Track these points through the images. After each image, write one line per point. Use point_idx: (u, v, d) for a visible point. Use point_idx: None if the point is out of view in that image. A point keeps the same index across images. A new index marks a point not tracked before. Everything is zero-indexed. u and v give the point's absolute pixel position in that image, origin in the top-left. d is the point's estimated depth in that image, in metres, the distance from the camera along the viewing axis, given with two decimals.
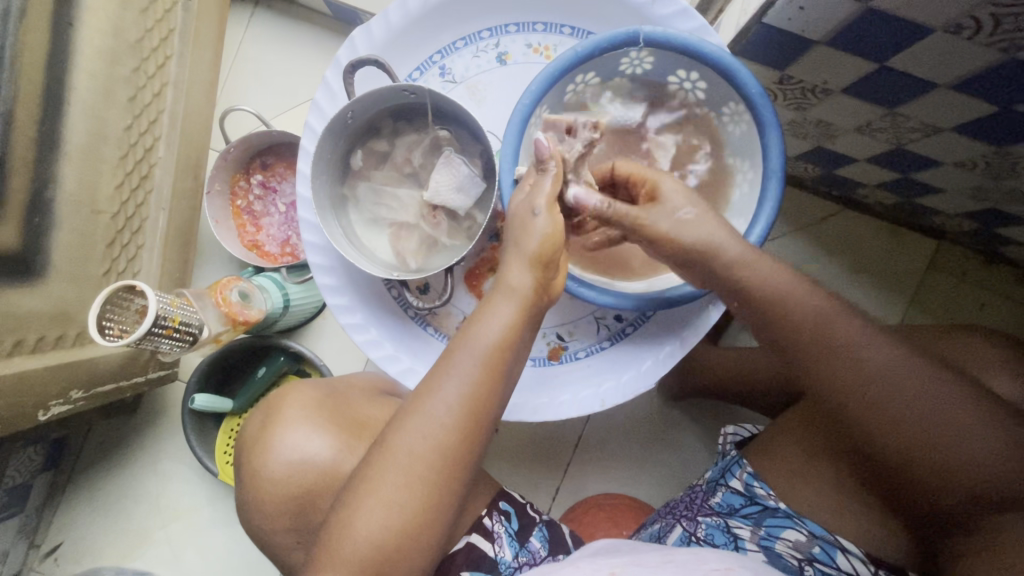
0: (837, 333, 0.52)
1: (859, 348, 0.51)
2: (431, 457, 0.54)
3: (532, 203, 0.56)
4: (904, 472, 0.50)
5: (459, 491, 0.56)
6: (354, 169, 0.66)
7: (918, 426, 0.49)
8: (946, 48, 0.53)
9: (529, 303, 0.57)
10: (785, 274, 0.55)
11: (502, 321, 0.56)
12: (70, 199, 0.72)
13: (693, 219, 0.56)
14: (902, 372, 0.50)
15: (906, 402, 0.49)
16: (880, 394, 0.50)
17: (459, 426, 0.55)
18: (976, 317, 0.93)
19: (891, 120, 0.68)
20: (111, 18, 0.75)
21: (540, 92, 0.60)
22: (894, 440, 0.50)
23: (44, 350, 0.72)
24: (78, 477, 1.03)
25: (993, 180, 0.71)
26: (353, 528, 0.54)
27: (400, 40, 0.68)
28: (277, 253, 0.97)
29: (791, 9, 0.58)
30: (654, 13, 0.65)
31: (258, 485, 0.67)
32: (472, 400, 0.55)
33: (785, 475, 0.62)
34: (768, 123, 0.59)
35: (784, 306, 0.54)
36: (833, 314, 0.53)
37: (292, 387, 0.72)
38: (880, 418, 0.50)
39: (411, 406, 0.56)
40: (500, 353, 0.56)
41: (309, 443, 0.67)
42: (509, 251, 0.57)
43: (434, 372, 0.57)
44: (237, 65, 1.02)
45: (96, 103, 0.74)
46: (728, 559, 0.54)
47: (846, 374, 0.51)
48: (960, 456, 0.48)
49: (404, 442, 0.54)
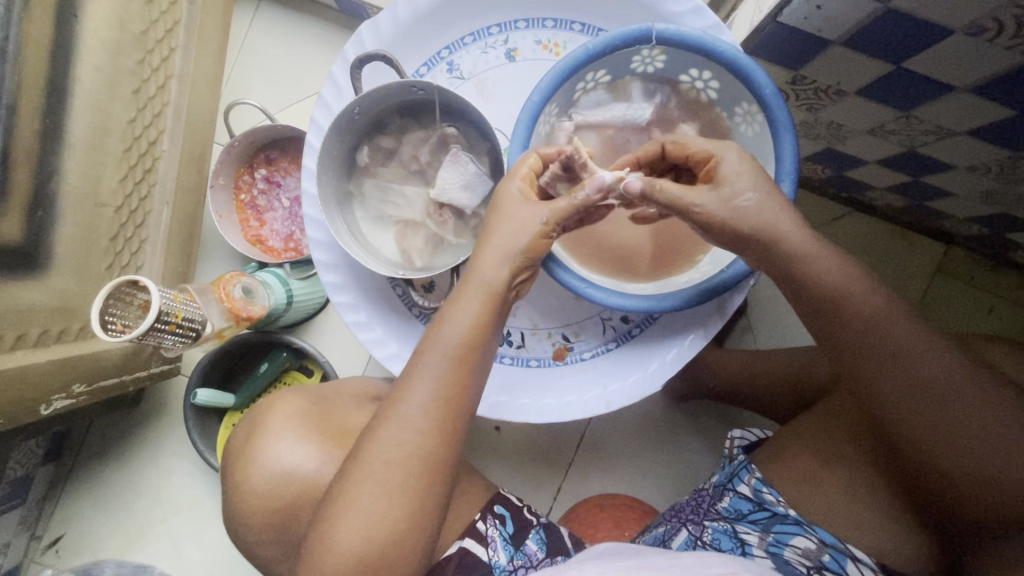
0: (897, 337, 0.51)
1: (920, 354, 0.50)
2: (411, 462, 0.54)
3: (538, 210, 0.56)
4: (946, 484, 0.50)
5: (442, 494, 0.56)
6: (360, 165, 0.65)
7: (972, 439, 0.48)
8: (966, 51, 0.52)
9: (496, 298, 0.56)
10: (843, 273, 0.53)
11: (470, 318, 0.56)
12: (73, 192, 0.72)
13: (754, 205, 0.53)
14: (951, 376, 0.49)
15: (962, 414, 0.49)
16: (936, 402, 0.49)
17: (435, 429, 0.55)
18: (984, 322, 0.92)
19: (904, 122, 0.67)
20: (116, 9, 0.74)
21: (550, 90, 0.59)
22: (943, 451, 0.49)
23: (45, 344, 0.72)
24: (80, 469, 1.02)
25: (1006, 185, 0.70)
26: (337, 538, 0.54)
27: (408, 35, 0.67)
28: (280, 248, 0.96)
29: (808, 9, 0.57)
30: (667, 11, 0.64)
31: (242, 495, 0.67)
32: (444, 401, 0.55)
33: (798, 479, 0.61)
34: (782, 125, 0.57)
35: (838, 305, 0.53)
36: (895, 317, 0.51)
37: (277, 397, 0.70)
38: (932, 427, 0.49)
39: (386, 411, 0.56)
40: (467, 352, 0.56)
41: (293, 452, 0.66)
42: (486, 249, 0.57)
43: (406, 375, 0.56)
44: (242, 58, 1.01)
45: (100, 95, 0.73)
46: (733, 563, 0.53)
47: (902, 378, 0.50)
48: (997, 465, 0.47)
49: (379, 450, 0.54)
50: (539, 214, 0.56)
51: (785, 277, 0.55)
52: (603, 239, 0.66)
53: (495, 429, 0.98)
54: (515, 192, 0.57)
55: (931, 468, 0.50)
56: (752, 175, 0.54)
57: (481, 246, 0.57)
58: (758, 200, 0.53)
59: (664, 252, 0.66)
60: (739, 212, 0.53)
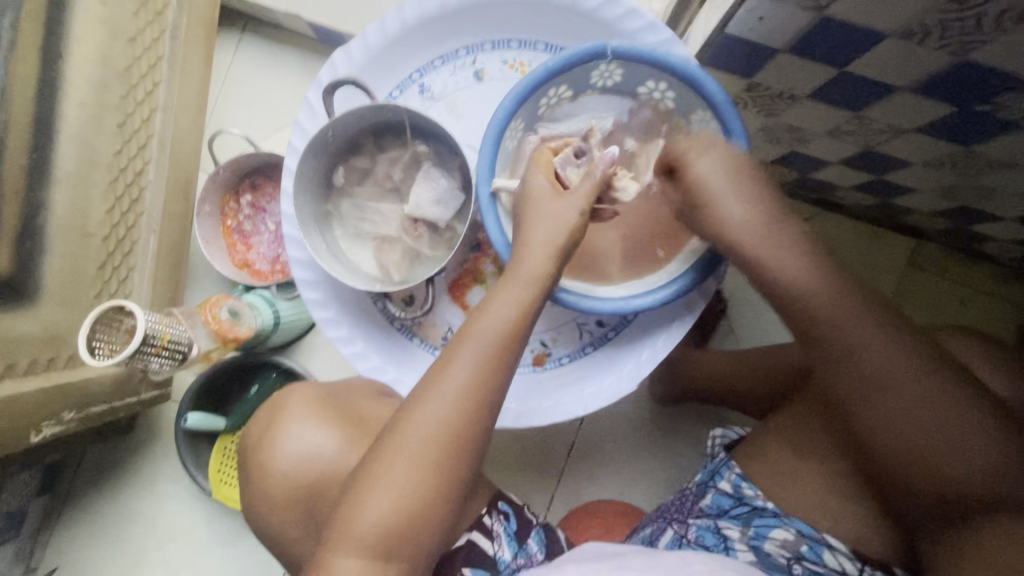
0: (853, 333, 0.52)
1: (879, 347, 0.51)
2: (441, 438, 0.53)
3: (574, 201, 0.59)
4: (909, 476, 0.50)
5: (461, 477, 0.55)
6: (336, 186, 0.68)
7: (931, 438, 0.49)
8: (900, 54, 0.55)
9: (542, 285, 0.58)
10: (798, 273, 0.54)
11: (516, 302, 0.57)
12: (60, 225, 0.74)
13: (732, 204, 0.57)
14: (911, 367, 0.50)
15: (921, 406, 0.49)
16: (896, 393, 0.50)
17: (467, 410, 0.54)
18: (959, 314, 0.95)
19: (859, 123, 0.70)
20: (100, 48, 0.77)
21: (514, 107, 0.62)
22: (905, 443, 0.50)
23: (35, 373, 0.73)
24: (71, 501, 1.02)
25: (962, 178, 0.74)
26: (359, 513, 0.53)
27: (379, 61, 0.70)
28: (267, 271, 0.98)
29: (751, 20, 0.60)
30: (623, 27, 0.67)
31: (265, 479, 0.65)
32: (484, 378, 0.55)
33: (775, 471, 0.63)
34: (734, 130, 0.61)
35: (800, 301, 0.54)
36: (855, 318, 0.52)
37: (295, 385, 0.70)
38: (892, 419, 0.50)
39: (422, 390, 0.55)
40: (512, 334, 0.56)
41: (313, 437, 0.65)
42: (529, 240, 0.59)
43: (447, 354, 0.56)
44: (225, 90, 1.04)
45: (85, 130, 0.76)
46: (712, 561, 0.55)
47: (863, 375, 0.51)
48: (958, 458, 0.48)
49: (416, 422, 0.54)
50: (575, 208, 0.59)
51: (753, 272, 0.57)
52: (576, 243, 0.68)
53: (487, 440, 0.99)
54: (545, 186, 0.60)
55: (894, 459, 0.51)
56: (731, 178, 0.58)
57: (525, 235, 0.59)
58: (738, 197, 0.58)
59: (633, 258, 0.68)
60: (724, 215, 0.58)
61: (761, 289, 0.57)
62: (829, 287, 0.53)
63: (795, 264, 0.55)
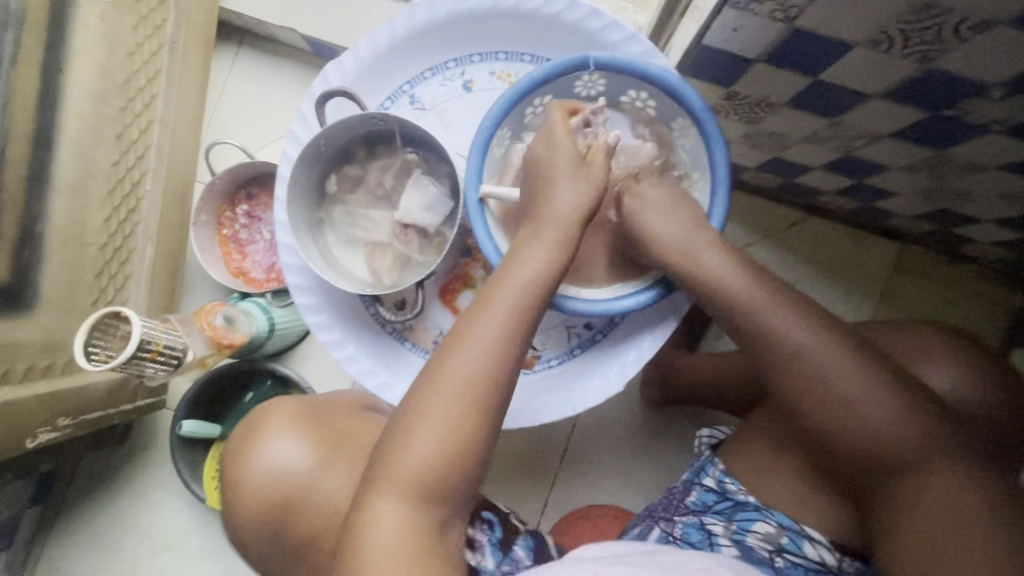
0: (781, 324, 0.57)
1: (805, 336, 0.56)
2: (478, 384, 0.52)
3: (594, 176, 0.60)
4: (852, 452, 0.54)
5: (500, 418, 0.54)
6: (329, 194, 0.70)
7: (862, 414, 0.53)
8: (868, 63, 0.57)
9: (573, 231, 0.58)
10: (725, 271, 0.60)
11: (542, 255, 0.56)
12: (58, 233, 0.76)
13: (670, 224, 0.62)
14: (833, 352, 0.55)
15: (849, 386, 0.54)
16: (826, 377, 0.54)
17: (506, 353, 0.53)
18: (944, 314, 0.97)
19: (835, 129, 0.72)
20: (99, 62, 0.79)
21: (500, 115, 0.64)
22: (843, 423, 0.54)
23: (32, 379, 0.74)
24: (65, 510, 1.03)
25: (938, 182, 0.76)
26: (403, 458, 0.52)
27: (371, 73, 0.72)
28: (262, 278, 1.00)
29: (726, 31, 0.63)
30: (605, 39, 0.70)
31: (237, 493, 0.67)
32: (517, 327, 0.54)
33: (756, 469, 0.65)
34: (712, 137, 0.63)
35: (727, 297, 0.59)
36: (773, 307, 0.57)
37: (273, 402, 0.71)
38: (828, 402, 0.54)
39: (454, 339, 0.54)
40: (541, 284, 0.56)
41: (287, 452, 0.66)
42: (558, 193, 0.59)
43: (482, 301, 0.55)
44: (222, 102, 1.06)
45: (83, 141, 0.78)
46: (707, 558, 0.57)
47: (785, 360, 0.56)
48: (886, 430, 0.53)
49: (456, 367, 0.53)
50: (595, 181, 0.60)
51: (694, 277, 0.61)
52: None
53: None
54: (570, 149, 0.60)
55: (838, 440, 0.55)
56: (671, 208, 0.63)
57: (552, 190, 0.59)
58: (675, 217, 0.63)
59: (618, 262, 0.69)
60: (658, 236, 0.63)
61: (699, 293, 0.61)
62: (753, 286, 0.59)
63: (723, 265, 0.60)
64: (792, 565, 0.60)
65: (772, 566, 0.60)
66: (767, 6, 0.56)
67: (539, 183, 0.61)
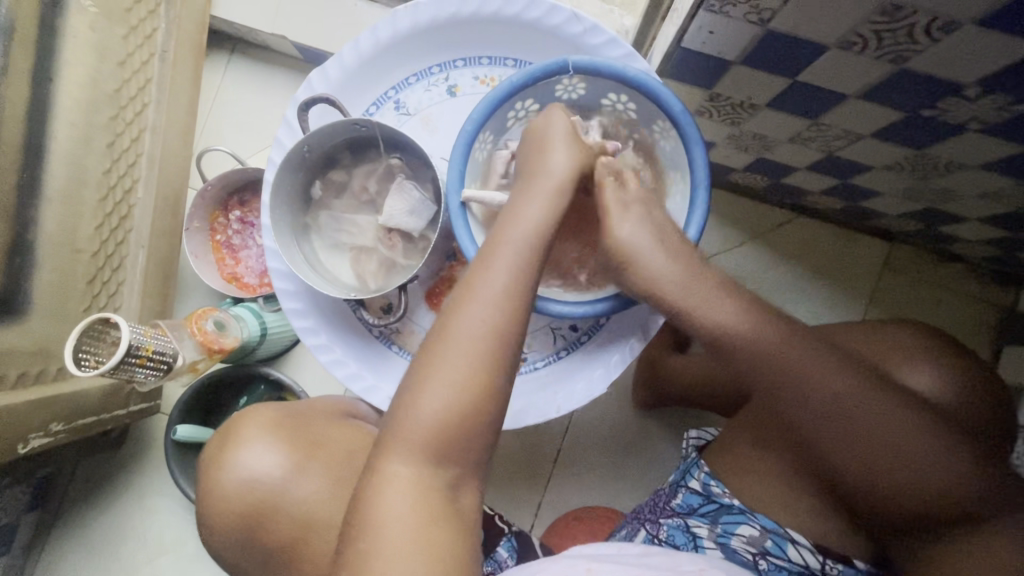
0: (797, 366, 0.54)
1: (821, 377, 0.54)
2: (487, 336, 0.51)
3: (583, 159, 0.59)
4: (871, 494, 0.53)
5: (512, 371, 0.52)
6: (314, 199, 0.70)
7: (883, 456, 0.52)
8: (845, 63, 0.58)
9: (569, 189, 0.57)
10: (744, 317, 0.56)
11: (540, 209, 0.56)
12: (50, 241, 0.77)
13: (666, 272, 0.57)
14: (849, 392, 0.53)
15: (869, 426, 0.52)
16: (845, 419, 0.53)
17: (513, 306, 0.52)
18: (933, 313, 0.97)
19: (817, 130, 0.73)
20: (89, 72, 0.80)
21: (481, 120, 0.64)
22: (863, 465, 0.53)
23: (24, 385, 0.75)
24: (62, 516, 1.03)
25: (923, 181, 0.76)
26: (415, 417, 0.50)
27: (356, 78, 0.73)
28: (255, 284, 1.01)
29: (703, 34, 0.63)
30: (586, 43, 0.70)
31: (211, 499, 0.67)
32: (522, 280, 0.53)
33: (739, 470, 0.65)
34: (692, 138, 0.64)
35: (741, 333, 0.55)
36: (792, 344, 0.55)
37: (250, 409, 0.70)
38: (847, 445, 0.53)
39: (460, 295, 0.53)
40: (540, 237, 0.55)
41: (261, 461, 0.66)
42: (552, 155, 0.58)
43: (483, 257, 0.54)
44: (214, 109, 1.08)
45: (74, 150, 0.79)
46: (700, 561, 0.58)
47: (808, 399, 0.54)
48: (911, 472, 0.51)
49: (464, 323, 0.51)
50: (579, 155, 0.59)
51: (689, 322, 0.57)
52: None
53: None
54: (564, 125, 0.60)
55: (858, 481, 0.54)
56: (669, 253, 0.58)
57: (542, 154, 0.59)
58: (676, 267, 0.57)
59: None
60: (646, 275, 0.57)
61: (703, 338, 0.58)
62: (769, 326, 0.55)
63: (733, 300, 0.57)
64: (774, 569, 0.61)
65: (755, 569, 0.61)
66: (740, 9, 0.56)
67: (535, 144, 0.60)
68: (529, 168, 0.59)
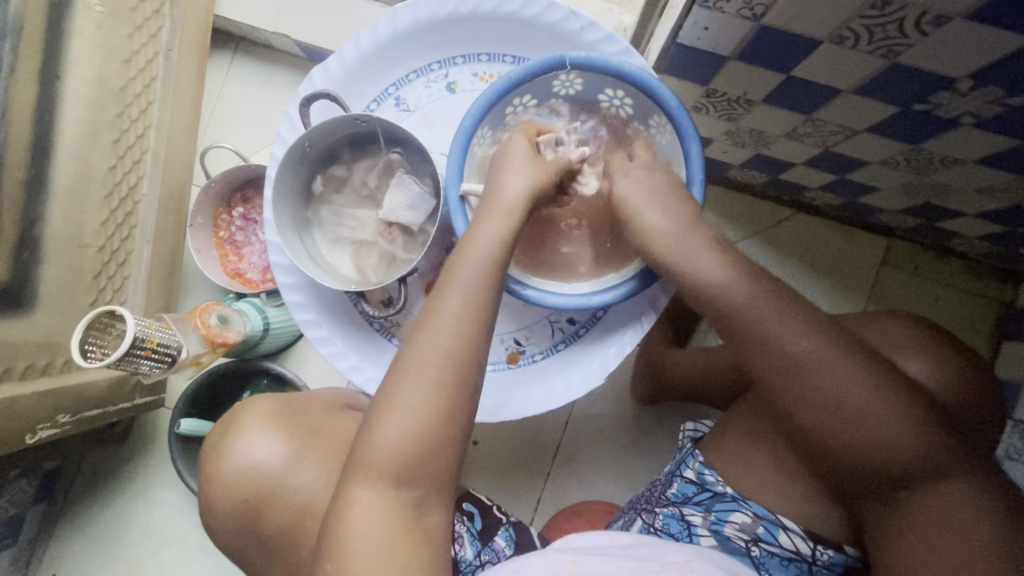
0: (780, 331, 0.55)
1: (805, 343, 0.54)
2: (444, 364, 0.52)
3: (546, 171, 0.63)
4: (847, 461, 0.54)
5: (474, 394, 0.54)
6: (316, 194, 0.72)
7: (862, 425, 0.52)
8: (838, 58, 0.58)
9: (520, 212, 0.59)
10: (744, 284, 0.57)
11: (496, 235, 0.57)
12: (56, 236, 0.78)
13: (663, 227, 0.61)
14: (833, 359, 0.53)
15: (850, 394, 0.53)
16: (826, 386, 0.53)
17: (467, 333, 0.53)
18: (932, 310, 0.97)
19: (812, 125, 0.73)
20: (96, 70, 0.82)
21: (479, 116, 0.66)
22: (841, 434, 0.53)
23: (32, 377, 0.76)
24: (68, 509, 1.05)
25: (919, 176, 0.77)
26: (376, 444, 0.52)
27: (356, 76, 0.74)
28: (258, 279, 1.02)
29: (698, 30, 0.64)
30: (583, 39, 0.71)
31: (210, 488, 0.68)
32: (476, 308, 0.54)
33: (729, 458, 0.67)
34: (688, 133, 0.64)
35: (734, 298, 0.57)
36: (777, 312, 0.55)
37: (250, 400, 0.72)
38: (826, 413, 0.53)
39: (418, 326, 0.55)
40: (495, 262, 0.56)
41: (262, 449, 0.68)
42: (508, 175, 0.61)
43: (439, 288, 0.56)
44: (218, 107, 1.09)
45: (81, 147, 0.81)
46: (688, 551, 0.58)
47: (814, 388, 0.54)
48: (888, 441, 0.52)
49: (422, 352, 0.53)
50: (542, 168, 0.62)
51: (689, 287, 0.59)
52: (545, 242, 0.71)
53: (473, 443, 1.01)
54: (523, 144, 0.64)
55: (837, 450, 0.54)
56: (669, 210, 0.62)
57: (500, 176, 0.61)
58: (678, 228, 0.61)
59: (599, 259, 0.70)
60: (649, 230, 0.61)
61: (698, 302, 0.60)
62: (757, 295, 0.56)
63: (726, 271, 0.58)
64: (767, 555, 0.62)
65: (748, 556, 0.62)
66: (734, 4, 0.57)
67: (497, 168, 0.63)
68: (489, 187, 0.61)
